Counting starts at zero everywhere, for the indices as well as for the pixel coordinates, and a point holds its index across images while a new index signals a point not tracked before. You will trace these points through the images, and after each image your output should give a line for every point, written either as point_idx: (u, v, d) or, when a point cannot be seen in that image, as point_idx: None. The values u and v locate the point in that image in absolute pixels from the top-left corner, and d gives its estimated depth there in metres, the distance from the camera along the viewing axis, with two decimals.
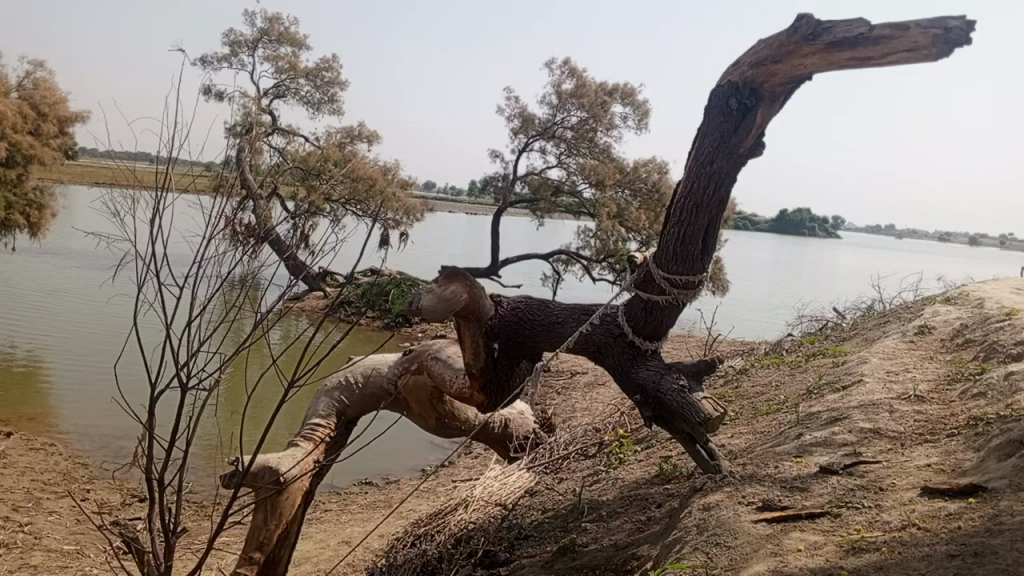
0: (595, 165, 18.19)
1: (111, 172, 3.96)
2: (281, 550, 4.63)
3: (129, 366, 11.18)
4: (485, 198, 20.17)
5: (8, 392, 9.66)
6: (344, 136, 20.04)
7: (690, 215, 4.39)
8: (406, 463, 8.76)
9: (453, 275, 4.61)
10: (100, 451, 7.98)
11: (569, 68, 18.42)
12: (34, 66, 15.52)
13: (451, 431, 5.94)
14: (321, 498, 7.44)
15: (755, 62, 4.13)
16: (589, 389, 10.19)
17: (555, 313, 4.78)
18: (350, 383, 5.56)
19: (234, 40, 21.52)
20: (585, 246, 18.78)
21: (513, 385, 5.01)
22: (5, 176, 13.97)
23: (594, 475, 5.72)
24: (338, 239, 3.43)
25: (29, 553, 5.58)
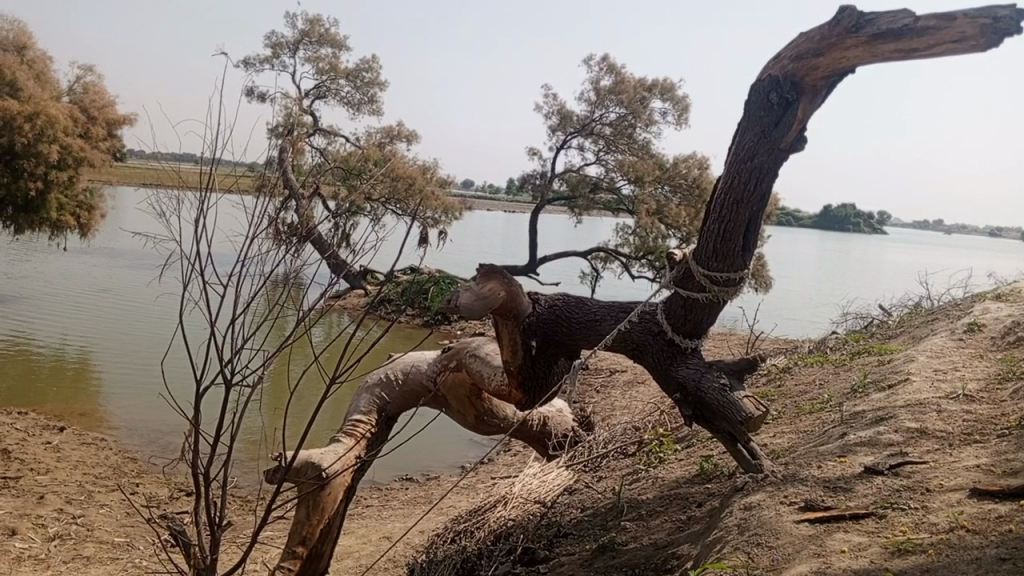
0: (634, 161, 18.08)
1: (158, 173, 4.06)
2: (323, 545, 4.70)
3: (176, 364, 11.42)
4: (523, 196, 20.19)
5: (61, 388, 9.96)
6: (383, 136, 20.24)
7: (730, 212, 4.33)
8: (446, 460, 8.81)
9: (490, 273, 4.62)
10: (149, 446, 8.18)
11: (608, 64, 18.35)
12: (84, 71, 15.93)
13: (490, 428, 5.97)
14: (362, 494, 7.53)
15: (796, 56, 4.06)
16: (628, 387, 10.14)
17: (593, 311, 4.76)
18: (390, 379, 5.61)
19: (276, 42, 21.88)
20: (624, 244, 18.69)
21: (552, 383, 5.00)
22: (57, 178, 14.39)
23: (633, 473, 5.70)
24: (378, 237, 3.47)
25: (81, 544, 5.75)
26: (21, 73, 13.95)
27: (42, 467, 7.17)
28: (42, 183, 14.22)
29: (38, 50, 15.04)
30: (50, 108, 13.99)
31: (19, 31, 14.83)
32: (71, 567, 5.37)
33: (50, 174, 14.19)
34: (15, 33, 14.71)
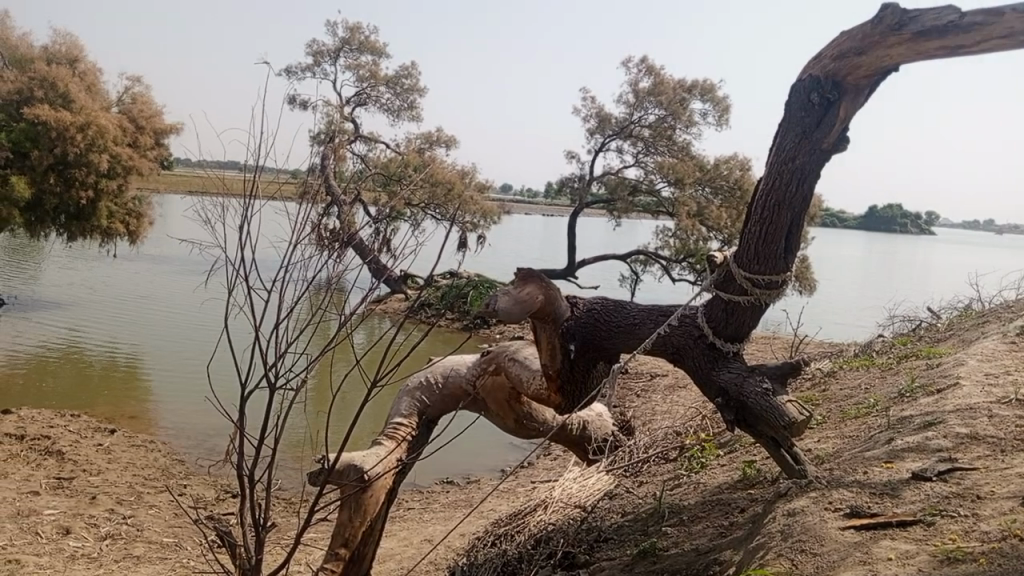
0: (673, 163, 17.96)
1: (204, 180, 4.15)
2: (365, 548, 4.74)
3: (221, 367, 11.65)
4: (562, 199, 20.18)
5: (112, 391, 10.22)
6: (423, 142, 20.41)
7: (771, 213, 4.27)
8: (486, 464, 8.83)
9: (528, 276, 4.62)
10: (196, 448, 8.36)
11: (647, 65, 18.26)
12: (133, 81, 16.32)
13: (529, 432, 5.97)
14: (404, 496, 7.59)
15: (838, 55, 3.99)
16: (670, 391, 10.06)
17: (633, 314, 4.73)
18: (430, 383, 5.63)
19: (317, 50, 22.21)
20: (664, 246, 18.58)
21: (591, 387, 4.98)
22: (107, 186, 14.78)
23: (675, 478, 5.65)
24: (418, 242, 3.49)
25: (132, 544, 5.90)
26: (73, 85, 14.36)
27: (93, 468, 7.37)
28: (93, 192, 14.65)
29: (89, 62, 15.46)
30: (101, 119, 14.39)
31: (71, 44, 15.25)
32: (122, 566, 5.50)
33: (100, 182, 14.64)
34: (68, 46, 15.12)
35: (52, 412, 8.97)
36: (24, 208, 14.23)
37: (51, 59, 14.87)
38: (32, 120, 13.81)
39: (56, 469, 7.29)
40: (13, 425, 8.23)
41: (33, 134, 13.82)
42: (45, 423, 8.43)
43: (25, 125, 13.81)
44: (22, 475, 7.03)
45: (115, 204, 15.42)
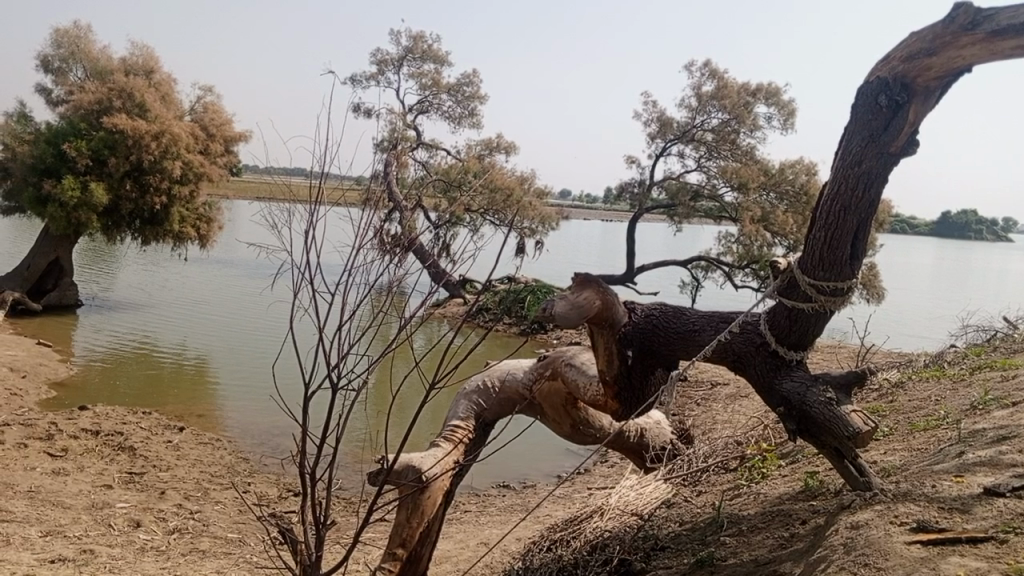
0: (737, 167, 17.67)
1: (272, 187, 4.27)
2: (422, 548, 4.80)
3: (286, 368, 11.94)
4: (622, 205, 20.09)
5: (182, 391, 10.56)
6: (483, 148, 20.57)
7: (837, 218, 4.16)
8: (543, 469, 8.83)
9: (586, 282, 4.62)
10: (261, 447, 8.58)
11: (710, 69, 18.06)
12: (205, 91, 16.82)
13: (585, 438, 5.95)
14: (461, 499, 7.65)
15: (906, 56, 3.90)
16: (731, 400, 9.90)
17: (692, 321, 4.68)
18: (487, 387, 5.68)
19: (381, 59, 22.63)
20: (727, 252, 18.31)
21: (649, 394, 4.94)
22: (179, 192, 15.27)
23: (735, 489, 5.55)
24: (477, 247, 3.51)
25: (198, 538, 6.09)
26: (149, 95, 14.88)
27: (163, 464, 7.64)
28: (166, 198, 15.22)
29: (164, 72, 15.98)
30: (174, 127, 14.89)
31: (147, 55, 15.79)
32: (189, 559, 5.67)
33: (173, 188, 15.16)
34: (144, 58, 15.67)
35: (125, 409, 9.32)
36: (102, 213, 15.00)
37: (128, 70, 15.46)
38: (111, 129, 14.41)
39: (129, 464, 7.58)
40: (89, 421, 8.59)
41: (111, 142, 14.45)
42: (119, 419, 8.77)
43: (103, 133, 14.44)
44: (97, 469, 7.33)
45: (186, 210, 15.93)
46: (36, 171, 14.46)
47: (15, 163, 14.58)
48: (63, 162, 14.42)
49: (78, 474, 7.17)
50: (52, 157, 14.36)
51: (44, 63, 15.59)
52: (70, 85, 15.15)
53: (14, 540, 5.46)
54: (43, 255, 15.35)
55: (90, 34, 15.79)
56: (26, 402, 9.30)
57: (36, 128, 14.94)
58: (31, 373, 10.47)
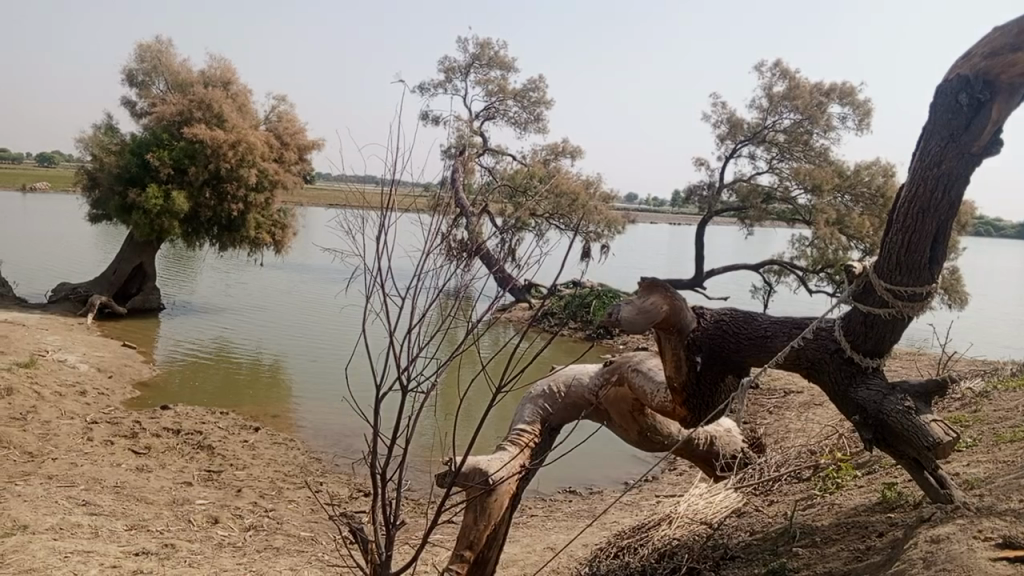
0: (811, 169, 17.21)
1: (345, 194, 4.38)
2: (490, 550, 4.84)
3: (357, 371, 12.18)
4: (691, 208, 19.81)
5: (258, 391, 10.92)
6: (549, 153, 20.61)
7: (915, 221, 4.02)
8: (610, 476, 8.78)
9: (653, 286, 4.58)
10: (332, 447, 8.77)
11: (781, 69, 17.68)
12: (279, 101, 17.31)
13: (653, 445, 5.90)
14: (527, 503, 7.68)
15: (989, 52, 3.74)
16: (805, 408, 9.64)
17: (765, 326, 4.57)
18: (553, 391, 5.68)
19: (449, 66, 22.94)
20: (801, 256, 17.88)
21: (719, 401, 4.85)
22: (256, 199, 15.76)
23: (807, 498, 5.41)
24: (542, 252, 3.53)
25: (273, 536, 6.27)
26: (226, 106, 15.42)
27: (240, 463, 7.89)
28: (243, 205, 15.75)
29: (240, 83, 16.52)
30: (250, 136, 15.39)
31: (225, 67, 16.36)
32: (264, 555, 5.85)
33: (249, 195, 15.66)
34: (222, 70, 16.24)
35: (204, 409, 9.67)
36: (183, 220, 15.60)
37: (207, 82, 16.06)
38: (191, 139, 15.01)
39: (207, 462, 7.86)
40: (170, 420, 8.96)
41: (191, 152, 15.05)
42: (198, 419, 9.11)
43: (184, 143, 15.05)
44: (178, 467, 7.63)
45: (262, 216, 16.42)
46: (121, 180, 15.14)
47: (102, 173, 15.29)
48: (146, 171, 15.07)
49: (160, 470, 7.48)
50: (137, 166, 15.01)
51: (129, 77, 16.30)
52: (153, 97, 15.82)
53: (102, 533, 5.73)
54: (128, 261, 16.07)
55: (171, 48, 16.43)
56: (113, 402, 9.74)
57: (121, 139, 15.64)
58: (118, 374, 10.97)
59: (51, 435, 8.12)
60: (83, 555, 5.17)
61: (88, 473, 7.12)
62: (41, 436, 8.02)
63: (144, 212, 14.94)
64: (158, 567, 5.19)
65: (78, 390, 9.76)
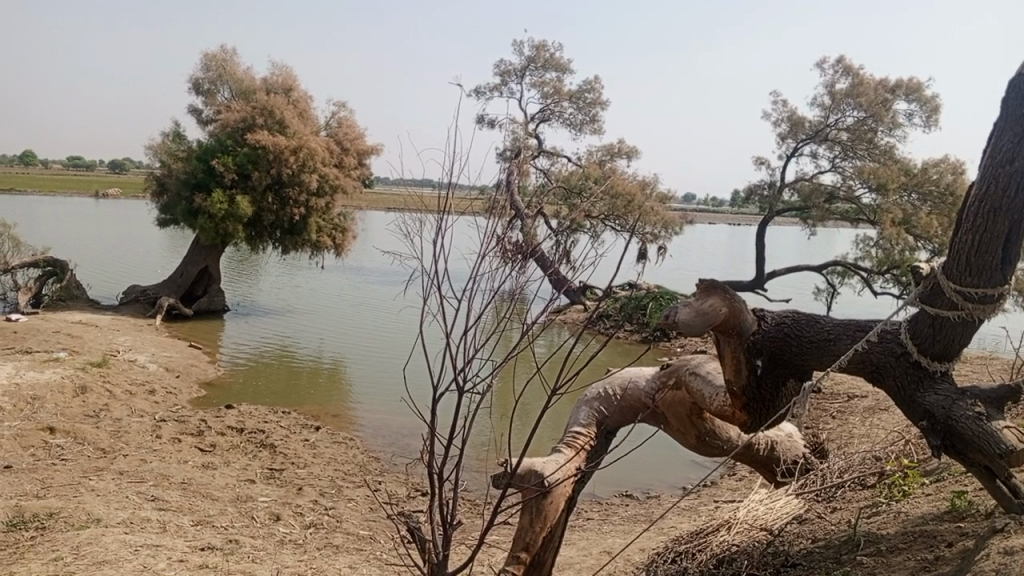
0: (876, 167, 16.73)
1: (402, 197, 4.44)
2: (546, 553, 4.85)
3: (416, 372, 12.34)
4: (750, 208, 19.48)
5: (319, 390, 11.16)
6: (605, 155, 20.49)
7: (985, 221, 3.88)
8: (667, 480, 8.69)
9: (711, 288, 4.51)
10: (390, 447, 8.91)
11: (844, 65, 17.26)
12: (339, 107, 17.63)
13: (712, 450, 5.82)
14: (584, 506, 7.66)
15: None
16: (869, 413, 9.37)
17: (827, 329, 4.46)
18: (609, 394, 5.66)
19: (504, 69, 23.04)
20: (865, 257, 17.42)
21: (779, 406, 4.76)
22: (316, 204, 16.09)
23: (872, 506, 5.25)
24: (598, 254, 3.51)
25: (333, 534, 6.39)
26: (288, 112, 15.78)
27: (301, 461, 8.07)
28: (304, 210, 16.11)
29: (301, 90, 16.88)
30: (311, 142, 15.70)
31: (286, 75, 16.73)
32: (324, 552, 5.97)
33: (310, 200, 16.00)
34: (284, 77, 16.61)
35: (267, 408, 9.92)
36: (247, 223, 16.03)
37: (270, 89, 16.45)
38: (255, 145, 15.42)
39: (270, 460, 8.05)
40: (235, 419, 9.20)
41: (254, 157, 15.46)
42: (261, 418, 9.35)
43: (247, 149, 15.45)
44: (242, 465, 7.83)
45: (323, 220, 16.72)
46: (188, 185, 15.61)
47: (171, 179, 15.81)
48: (212, 177, 15.52)
49: (225, 468, 7.70)
50: (203, 172, 15.47)
51: (196, 85, 16.82)
52: (218, 105, 16.29)
53: (169, 528, 5.92)
54: (194, 264, 16.57)
55: (235, 57, 16.89)
56: (180, 400, 10.06)
57: (188, 146, 16.14)
58: (185, 373, 11.33)
59: (123, 432, 8.43)
60: (152, 548, 5.35)
61: (157, 469, 7.36)
62: (113, 433, 8.34)
63: (209, 216, 15.40)
64: (223, 561, 5.33)
65: (148, 389, 10.11)
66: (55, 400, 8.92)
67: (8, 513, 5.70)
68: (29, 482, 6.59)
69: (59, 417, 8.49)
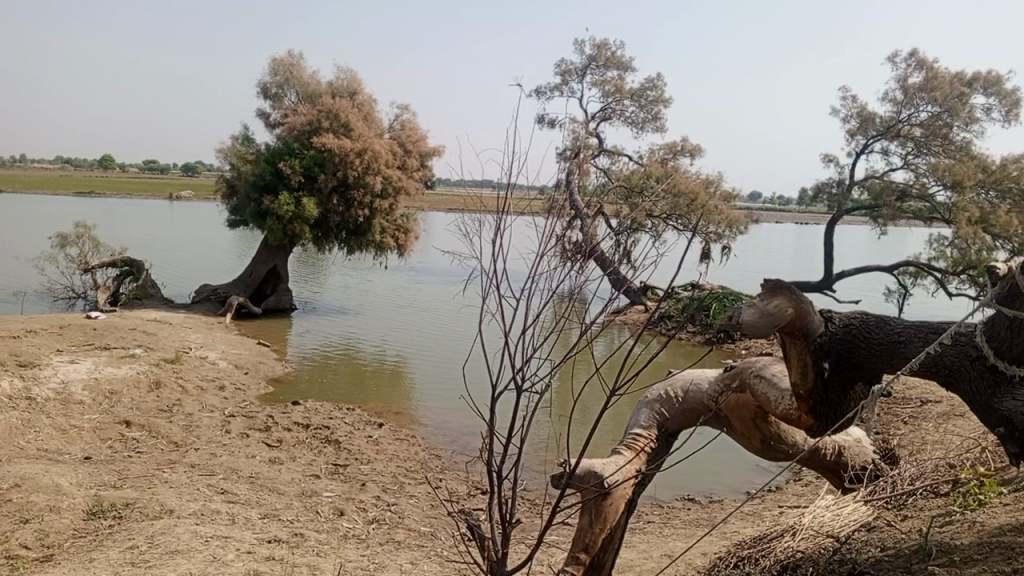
0: (951, 164, 16.12)
1: (463, 198, 4.48)
2: (605, 555, 4.82)
3: (475, 371, 12.43)
4: (819, 207, 19.02)
5: (381, 388, 11.36)
6: (667, 153, 20.26)
7: None
8: (730, 484, 8.55)
9: (777, 289, 4.40)
10: (451, 444, 9.00)
11: (918, 59, 16.70)
12: (402, 110, 17.88)
13: (776, 454, 5.70)
14: (644, 509, 7.60)
15: None
16: (944, 419, 9.04)
17: (898, 331, 4.30)
18: (670, 396, 5.60)
19: (566, 69, 23.02)
20: (940, 257, 16.80)
21: (847, 410, 4.64)
22: (380, 205, 16.34)
23: (945, 515, 5.06)
24: (659, 254, 3.45)
25: (395, 530, 6.49)
26: (352, 115, 16.08)
27: (364, 457, 8.21)
28: (368, 211, 16.39)
29: (366, 94, 17.18)
30: (375, 144, 15.96)
31: (351, 79, 17.05)
32: (387, 548, 6.06)
33: (374, 202, 16.26)
34: (349, 81, 16.93)
35: (332, 405, 10.13)
36: (313, 225, 16.40)
37: (335, 93, 16.79)
38: (320, 148, 15.75)
39: (334, 456, 8.22)
40: (301, 415, 9.42)
41: (320, 160, 15.80)
42: (326, 415, 9.55)
43: (314, 152, 15.81)
44: (308, 460, 8.02)
45: (386, 221, 16.95)
46: (256, 187, 16.05)
47: (240, 181, 16.26)
48: (279, 179, 15.92)
49: (291, 463, 7.89)
50: (270, 175, 15.88)
51: (265, 90, 17.26)
52: (286, 109, 16.70)
53: (238, 520, 6.11)
54: (263, 264, 17.04)
55: (302, 61, 17.30)
56: (249, 396, 10.36)
57: (257, 150, 16.59)
58: (253, 370, 11.65)
59: (194, 426, 8.72)
60: (221, 540, 5.52)
61: (226, 463, 7.60)
62: (186, 427, 8.65)
63: (277, 218, 15.79)
64: (289, 554, 5.46)
65: (219, 386, 10.44)
66: (131, 395, 9.29)
67: (87, 501, 5.95)
68: (107, 472, 6.88)
69: (135, 411, 8.84)
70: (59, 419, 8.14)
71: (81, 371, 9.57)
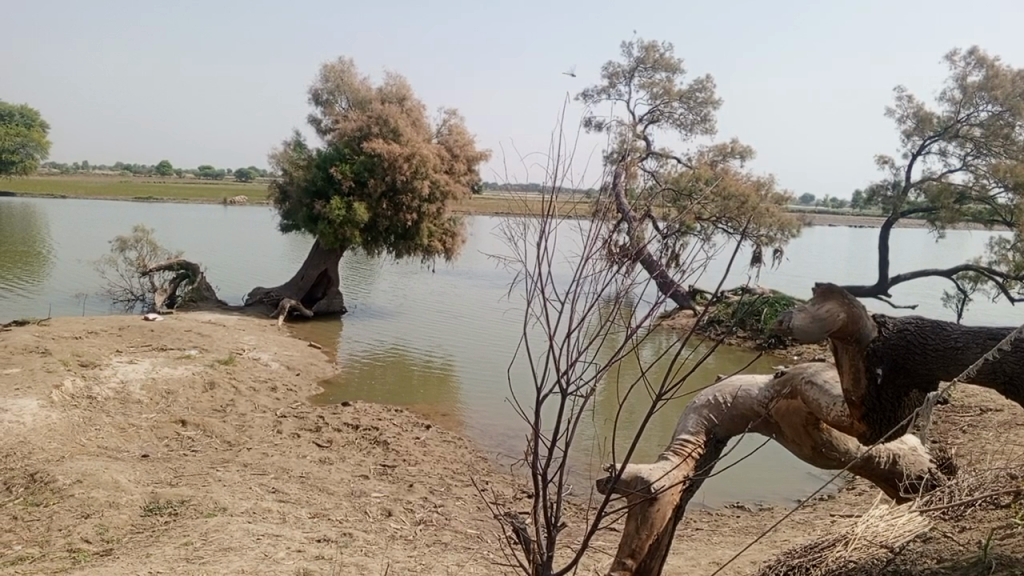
0: (1013, 165, 15.60)
1: (508, 202, 4.48)
2: (652, 560, 4.78)
3: (521, 375, 12.46)
4: (873, 210, 18.60)
5: (428, 390, 11.46)
6: (716, 155, 20.02)
7: None
8: (781, 492, 8.41)
9: (828, 293, 4.32)
10: (497, 447, 9.03)
11: (977, 57, 16.24)
12: (450, 115, 18.01)
13: (828, 461, 5.57)
14: (693, 515, 7.52)
15: None
16: (1005, 428, 8.74)
17: (954, 337, 4.18)
18: (719, 401, 5.53)
19: (614, 72, 22.93)
20: (1001, 261, 16.26)
21: (902, 417, 4.51)
22: (429, 209, 16.46)
23: (1005, 527, 4.89)
24: (706, 257, 3.40)
25: (442, 531, 6.53)
26: (402, 121, 16.27)
27: (412, 459, 8.29)
28: (417, 215, 16.54)
29: (415, 99, 17.35)
30: (423, 149, 16.11)
31: (401, 84, 17.24)
32: (433, 549, 6.10)
33: (423, 206, 16.40)
34: (398, 87, 17.12)
35: (381, 406, 10.26)
36: (363, 229, 16.63)
37: (385, 99, 17.01)
38: (371, 153, 15.96)
39: (382, 457, 8.32)
40: (351, 417, 9.55)
41: (370, 165, 16.01)
42: (375, 416, 9.68)
43: (365, 157, 16.03)
44: (356, 460, 8.13)
45: (434, 225, 17.07)
46: (308, 192, 16.32)
47: (292, 186, 16.57)
48: (331, 184, 16.19)
49: (341, 463, 8.01)
50: (322, 180, 16.15)
51: (316, 96, 17.55)
52: (336, 115, 16.96)
53: (289, 519, 6.22)
54: (314, 267, 17.34)
55: (352, 68, 17.55)
56: (300, 397, 10.55)
57: (309, 155, 16.89)
58: (304, 371, 11.86)
59: (247, 426, 8.92)
60: (272, 538, 5.63)
61: (278, 462, 7.75)
62: (239, 427, 8.84)
63: (329, 222, 16.06)
64: (337, 554, 5.53)
65: (271, 386, 10.66)
66: (187, 395, 9.55)
67: (145, 498, 6.13)
68: (163, 470, 7.07)
69: (190, 411, 9.08)
70: (118, 418, 8.40)
71: (140, 372, 9.86)
